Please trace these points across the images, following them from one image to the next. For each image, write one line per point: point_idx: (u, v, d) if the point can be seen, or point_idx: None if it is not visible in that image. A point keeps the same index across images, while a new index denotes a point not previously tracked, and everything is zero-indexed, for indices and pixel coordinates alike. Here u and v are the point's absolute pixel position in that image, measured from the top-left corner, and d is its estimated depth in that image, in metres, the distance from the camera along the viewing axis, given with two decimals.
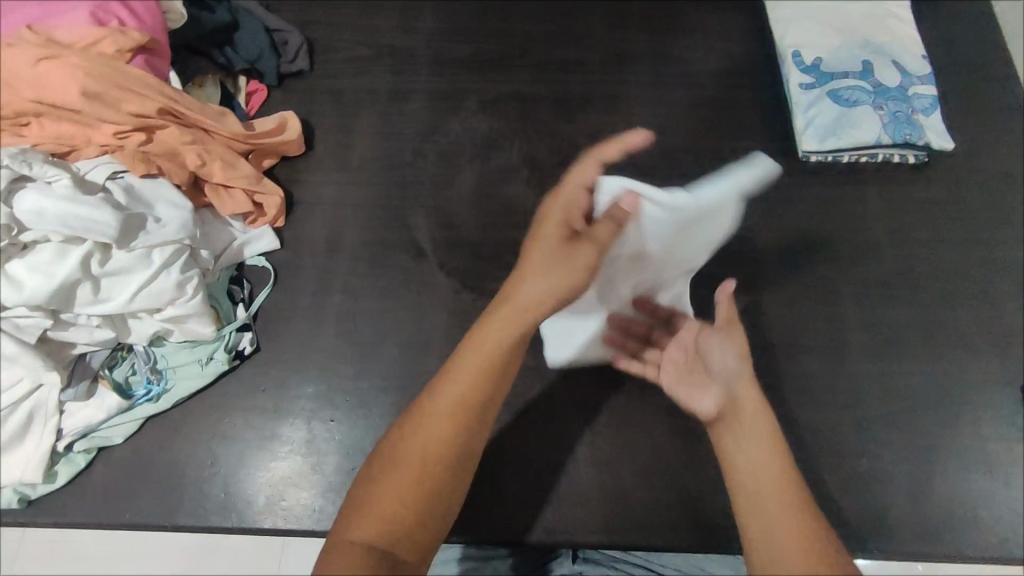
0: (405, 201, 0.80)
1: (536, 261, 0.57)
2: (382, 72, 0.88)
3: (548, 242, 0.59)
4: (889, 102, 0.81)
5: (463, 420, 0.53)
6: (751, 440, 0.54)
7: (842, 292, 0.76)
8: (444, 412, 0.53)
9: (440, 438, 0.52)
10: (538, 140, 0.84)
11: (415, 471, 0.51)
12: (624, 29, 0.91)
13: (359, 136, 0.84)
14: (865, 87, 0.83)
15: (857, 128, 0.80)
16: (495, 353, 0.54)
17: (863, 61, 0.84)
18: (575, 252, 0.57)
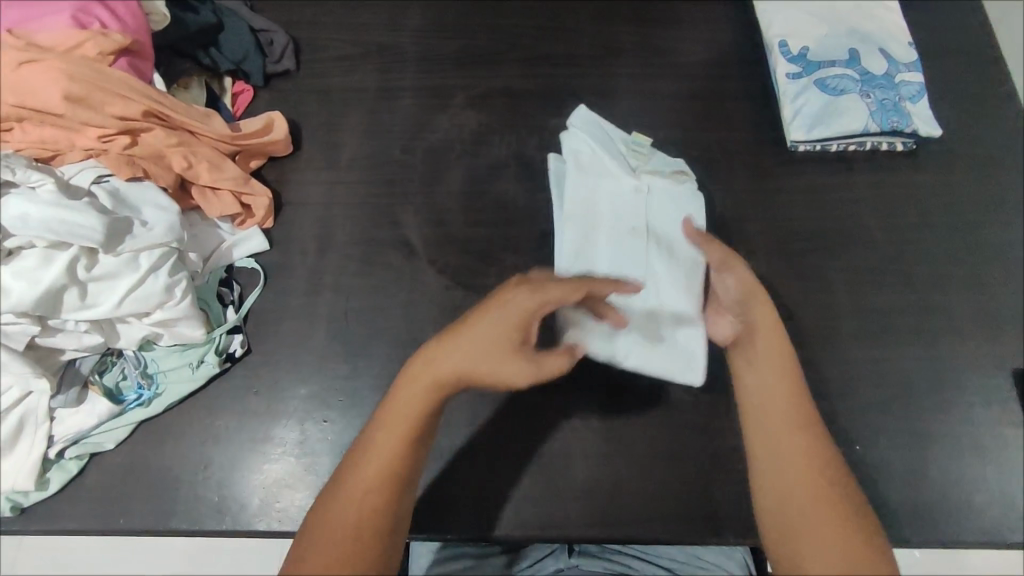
0: (394, 199, 0.80)
1: (473, 362, 0.57)
2: (369, 71, 0.88)
3: (490, 349, 0.57)
4: (876, 90, 0.81)
5: (393, 476, 0.55)
6: (783, 377, 0.61)
7: (832, 283, 0.76)
8: (381, 465, 0.55)
9: (383, 484, 0.55)
10: (527, 135, 0.84)
11: (361, 520, 0.53)
12: (611, 22, 0.91)
13: (346, 135, 0.84)
14: (852, 75, 0.83)
15: (845, 117, 0.80)
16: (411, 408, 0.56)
17: (850, 49, 0.84)
18: (511, 373, 0.57)
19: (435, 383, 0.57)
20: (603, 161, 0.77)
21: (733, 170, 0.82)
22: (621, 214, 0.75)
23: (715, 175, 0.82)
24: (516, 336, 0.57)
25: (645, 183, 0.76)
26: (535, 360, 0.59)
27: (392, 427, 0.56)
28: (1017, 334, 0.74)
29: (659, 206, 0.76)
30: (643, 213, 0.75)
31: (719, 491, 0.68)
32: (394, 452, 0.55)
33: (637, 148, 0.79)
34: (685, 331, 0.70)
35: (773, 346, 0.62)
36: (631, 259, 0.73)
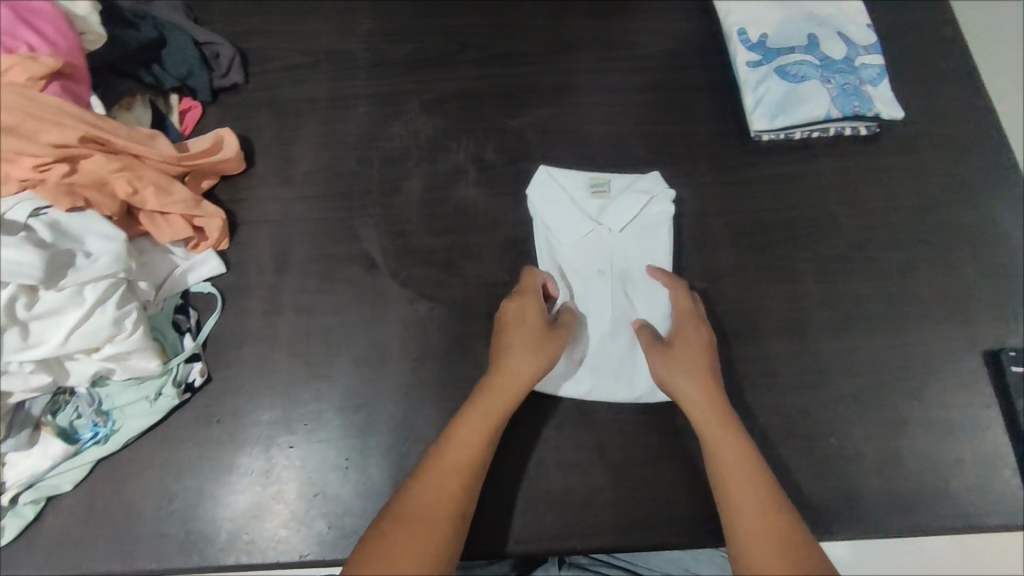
0: (353, 212, 0.78)
1: (522, 355, 0.65)
2: (321, 81, 0.86)
3: (524, 342, 0.66)
4: (836, 75, 0.80)
5: (474, 462, 0.60)
6: (725, 439, 0.61)
7: (799, 274, 0.75)
8: (462, 454, 0.60)
9: (462, 470, 0.60)
10: (485, 139, 0.82)
11: (436, 512, 0.56)
12: (567, 18, 0.90)
13: (301, 149, 0.82)
14: (812, 61, 0.82)
15: (806, 104, 0.79)
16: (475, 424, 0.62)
17: (809, 35, 0.83)
18: (554, 346, 0.66)
19: (492, 384, 0.64)
20: (564, 208, 0.76)
21: (696, 163, 0.81)
22: (583, 262, 0.75)
23: (678, 171, 0.81)
24: (540, 324, 0.67)
25: (607, 227, 0.76)
26: (558, 326, 0.68)
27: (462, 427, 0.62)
28: (988, 314, 0.74)
29: (622, 248, 0.76)
30: (606, 257, 0.75)
31: (695, 492, 0.67)
32: (474, 444, 0.61)
33: (598, 191, 0.77)
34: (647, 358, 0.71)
35: (711, 418, 0.63)
36: (593, 305, 0.73)
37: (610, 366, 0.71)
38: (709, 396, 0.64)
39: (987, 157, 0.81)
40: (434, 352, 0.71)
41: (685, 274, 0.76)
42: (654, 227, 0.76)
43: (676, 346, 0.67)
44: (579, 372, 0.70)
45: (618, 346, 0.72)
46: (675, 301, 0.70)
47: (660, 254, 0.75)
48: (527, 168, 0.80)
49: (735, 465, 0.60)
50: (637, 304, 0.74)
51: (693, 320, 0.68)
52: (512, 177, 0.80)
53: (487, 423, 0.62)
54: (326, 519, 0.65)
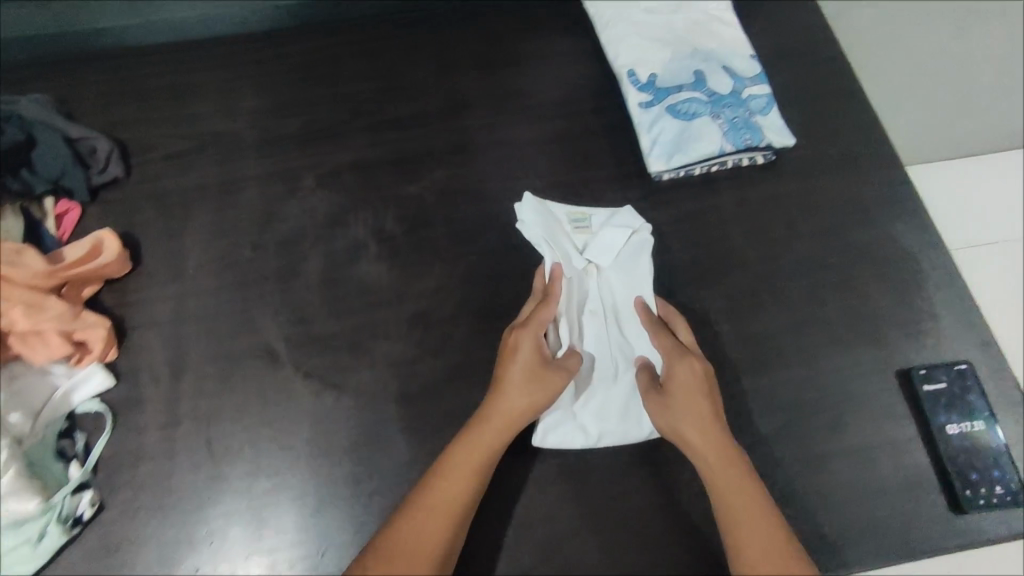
0: (250, 304, 0.74)
1: (512, 396, 0.64)
2: (209, 166, 0.82)
3: (519, 382, 0.64)
4: (725, 109, 0.81)
5: (462, 502, 0.60)
6: (728, 477, 0.62)
7: (713, 316, 0.74)
8: (449, 492, 0.60)
9: (449, 513, 0.60)
10: (385, 210, 0.80)
11: (423, 554, 0.57)
12: (459, 76, 0.89)
13: (190, 241, 0.78)
14: (701, 97, 0.82)
15: (700, 140, 0.79)
16: (469, 461, 0.62)
17: (695, 71, 0.84)
18: (547, 389, 0.64)
19: (483, 421, 0.64)
20: (553, 239, 0.74)
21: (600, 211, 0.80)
22: (578, 300, 0.73)
23: None
24: (539, 360, 0.65)
25: (593, 263, 0.75)
26: (557, 367, 0.66)
27: (455, 464, 0.62)
28: (898, 332, 0.74)
29: (610, 284, 0.75)
30: (593, 294, 0.74)
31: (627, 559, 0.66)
32: (464, 482, 0.61)
33: (580, 227, 0.77)
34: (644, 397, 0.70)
35: (712, 457, 0.63)
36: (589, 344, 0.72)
37: (620, 406, 0.69)
38: (716, 445, 0.63)
39: (879, 174, 0.83)
40: (344, 446, 0.68)
41: None
42: (639, 257, 0.75)
43: (673, 392, 0.66)
44: (589, 417, 0.69)
45: (624, 386, 0.71)
46: (658, 338, 0.69)
47: (647, 284, 0.74)
48: (429, 236, 0.78)
49: (751, 517, 0.59)
50: (635, 339, 0.73)
51: (693, 361, 0.66)
52: (415, 247, 0.77)
53: (477, 460, 0.62)
54: None
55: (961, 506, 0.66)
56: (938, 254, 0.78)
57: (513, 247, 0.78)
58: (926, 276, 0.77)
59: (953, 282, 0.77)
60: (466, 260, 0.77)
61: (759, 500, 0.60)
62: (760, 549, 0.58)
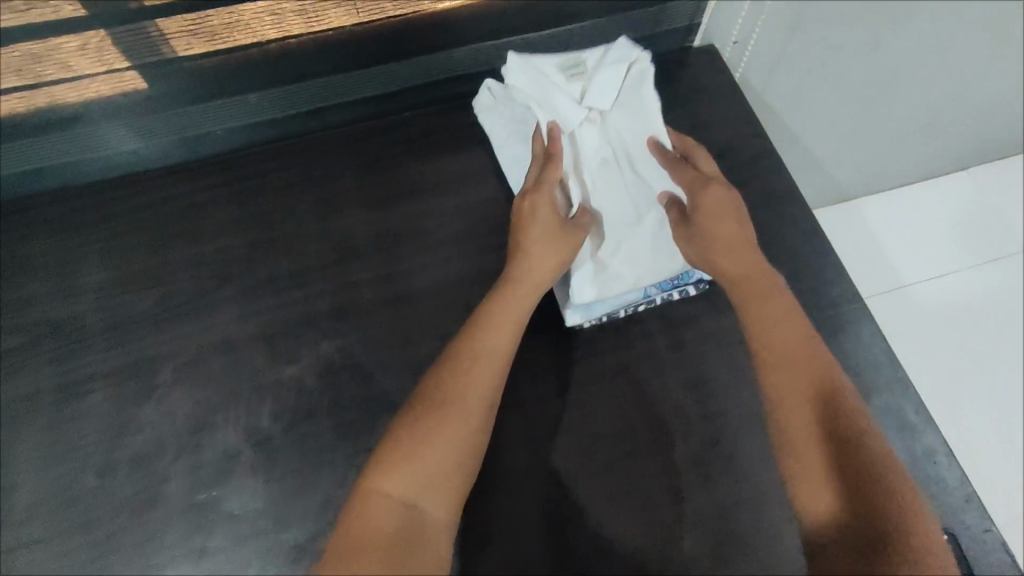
0: (98, 549, 0.62)
1: (539, 246, 0.63)
2: (45, 367, 0.69)
3: (543, 234, 0.63)
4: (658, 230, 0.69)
5: (503, 353, 0.58)
6: (786, 338, 0.56)
7: (650, 498, 0.66)
8: (487, 347, 0.58)
9: (491, 362, 0.57)
10: (260, 402, 0.67)
11: (472, 396, 0.54)
12: (345, 216, 0.77)
13: (23, 470, 0.65)
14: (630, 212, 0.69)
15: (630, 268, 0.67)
16: (506, 310, 0.61)
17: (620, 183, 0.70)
18: (572, 237, 0.64)
19: (514, 277, 0.62)
20: (544, 101, 0.70)
21: (515, 376, 0.69)
22: (584, 154, 0.71)
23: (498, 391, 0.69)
24: (556, 214, 0.65)
25: (596, 111, 0.71)
26: (574, 223, 0.65)
27: (489, 319, 0.60)
28: None
29: (618, 130, 0.72)
30: (602, 146, 0.71)
31: None
32: (501, 333, 0.59)
33: (575, 73, 0.72)
34: None
35: (764, 303, 0.59)
36: (603, 193, 0.70)
37: (650, 242, 0.68)
38: (774, 302, 0.59)
39: (822, 292, 0.74)
40: None
41: (522, 530, 0.64)
42: (640, 90, 0.71)
43: (702, 222, 0.63)
44: (620, 263, 0.68)
45: (653, 222, 0.69)
46: (679, 172, 0.68)
47: (654, 119, 0.71)
48: (315, 431, 0.66)
49: (777, 325, 0.57)
50: (654, 180, 0.71)
51: (709, 186, 0.64)
52: (296, 448, 0.65)
53: (510, 314, 0.60)
54: None
55: None
56: (896, 385, 0.70)
57: None
58: (884, 414, 0.69)
59: (919, 421, 0.68)
60: (359, 458, 0.65)
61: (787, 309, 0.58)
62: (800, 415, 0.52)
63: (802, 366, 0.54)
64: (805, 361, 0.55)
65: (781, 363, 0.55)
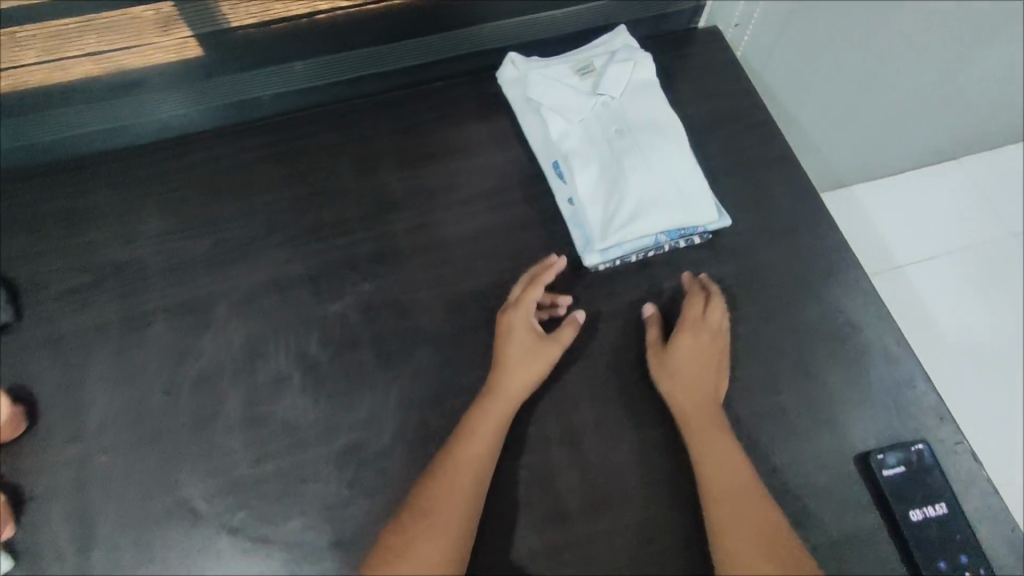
0: (166, 457, 0.69)
1: (514, 365, 0.70)
2: (112, 301, 0.76)
3: (519, 354, 0.70)
4: (666, 186, 0.77)
5: (484, 462, 0.65)
6: (728, 461, 0.66)
7: (657, 419, 0.73)
8: (465, 464, 0.65)
9: (474, 471, 0.65)
10: (308, 334, 0.75)
11: (455, 506, 0.62)
12: (381, 175, 0.85)
13: (95, 391, 0.71)
14: (640, 171, 0.77)
15: (642, 220, 0.75)
16: (485, 426, 0.67)
17: (630, 146, 0.79)
18: (545, 354, 0.70)
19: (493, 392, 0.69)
20: (562, 90, 0.83)
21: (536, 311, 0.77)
22: (600, 127, 0.81)
23: None
24: (531, 334, 0.72)
25: (609, 96, 0.82)
26: (553, 337, 0.72)
27: (474, 427, 0.67)
28: (848, 413, 0.73)
29: (630, 110, 0.82)
30: (617, 119, 0.81)
31: None
32: (484, 442, 0.66)
33: (587, 72, 0.85)
34: (686, 187, 0.78)
35: (710, 425, 0.68)
36: (616, 155, 0.79)
37: (660, 197, 0.76)
38: (716, 426, 0.68)
39: (815, 243, 0.82)
40: None
41: (545, 445, 0.71)
42: (645, 88, 0.84)
43: (685, 353, 0.72)
44: (631, 213, 0.75)
45: (662, 182, 0.77)
46: (690, 304, 0.75)
47: (660, 107, 0.83)
48: (357, 357, 0.73)
49: (721, 458, 0.66)
50: (665, 150, 0.79)
51: (699, 330, 0.73)
52: (343, 374, 0.73)
53: (490, 429, 0.67)
54: None
55: None
56: (881, 322, 0.78)
57: (446, 363, 0.73)
58: (871, 348, 0.76)
59: (901, 352, 0.76)
60: (398, 382, 0.72)
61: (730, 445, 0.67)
62: (744, 532, 0.62)
63: (745, 505, 0.63)
64: (743, 496, 0.64)
65: (728, 507, 0.64)
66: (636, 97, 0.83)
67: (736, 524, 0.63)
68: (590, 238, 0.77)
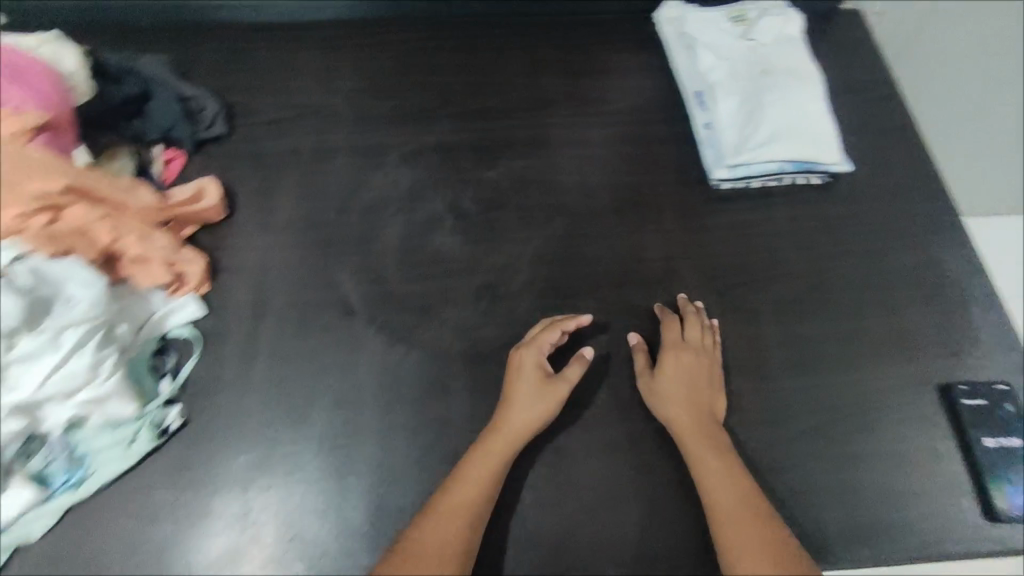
0: (332, 260, 0.81)
1: (521, 402, 0.70)
2: (305, 134, 0.89)
3: (525, 391, 0.70)
4: (797, 126, 0.85)
5: (482, 498, 0.65)
6: (726, 472, 0.66)
7: (758, 318, 0.80)
8: (464, 495, 0.64)
9: (473, 504, 0.64)
10: (462, 191, 0.86)
11: (451, 539, 0.61)
12: (539, 77, 0.96)
13: (283, 199, 0.85)
14: (776, 109, 0.86)
15: (770, 150, 0.84)
16: (485, 460, 0.67)
17: (771, 86, 0.88)
18: (553, 393, 0.70)
19: (495, 428, 0.69)
20: (714, 33, 0.93)
21: (662, 211, 0.86)
22: (744, 67, 0.91)
23: (645, 222, 0.85)
24: (540, 372, 0.72)
25: (756, 43, 0.92)
26: (560, 376, 0.72)
27: (473, 462, 0.67)
28: (935, 352, 0.79)
29: (774, 58, 0.91)
30: (761, 64, 0.90)
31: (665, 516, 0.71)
32: (481, 483, 0.65)
33: (739, 21, 0.94)
34: (815, 130, 0.86)
35: (705, 445, 0.69)
36: (755, 93, 0.88)
37: (790, 134, 0.85)
38: (711, 441, 0.69)
39: (926, 204, 0.88)
40: (410, 395, 0.74)
41: (651, 318, 0.80)
42: (790, 41, 0.93)
43: (666, 383, 0.73)
44: (760, 144, 0.84)
45: (794, 122, 0.86)
46: (672, 327, 0.76)
47: (802, 60, 0.91)
48: (501, 217, 0.84)
49: (719, 471, 0.66)
50: (801, 95, 0.88)
51: (681, 351, 0.74)
52: (488, 226, 0.84)
53: (490, 462, 0.67)
54: (303, 562, 0.66)
55: (995, 515, 0.70)
56: (978, 281, 0.83)
57: (576, 236, 0.84)
58: (965, 300, 0.82)
59: (992, 310, 0.82)
60: (533, 242, 0.83)
61: (727, 463, 0.67)
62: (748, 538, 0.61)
63: (746, 512, 0.63)
64: (744, 504, 0.64)
65: (734, 518, 0.63)
66: (781, 48, 0.92)
67: (739, 533, 0.62)
68: (722, 154, 0.86)
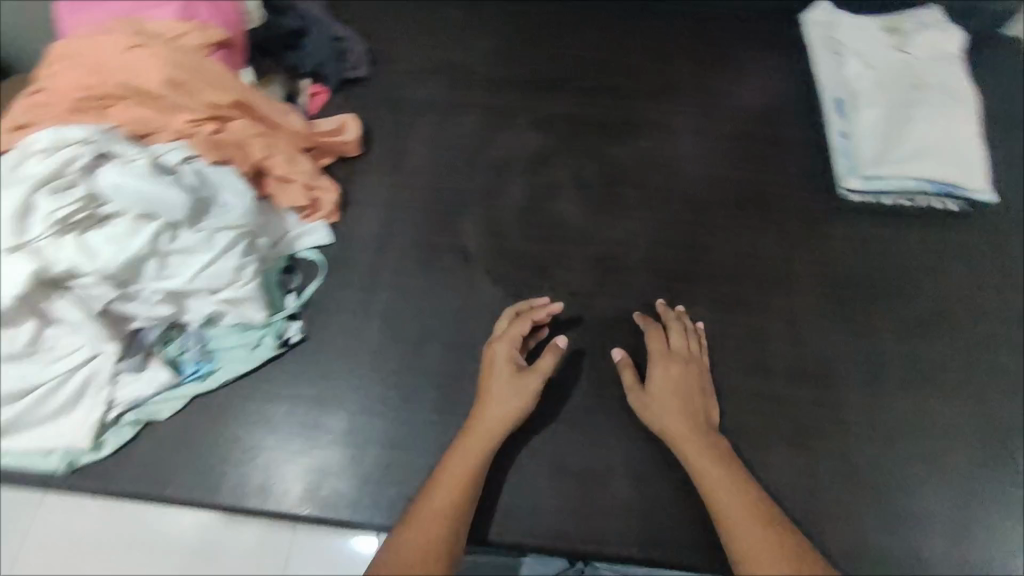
0: (455, 209, 0.83)
1: (495, 392, 0.67)
2: (441, 87, 0.92)
3: (501, 381, 0.67)
4: (944, 145, 0.81)
5: (466, 483, 0.60)
6: (719, 473, 0.61)
7: (874, 333, 0.77)
8: (445, 483, 0.60)
9: (457, 488, 0.60)
10: (586, 162, 0.87)
11: (436, 523, 0.56)
12: (674, 63, 0.95)
13: (415, 145, 0.88)
14: (922, 125, 0.83)
15: (910, 166, 0.81)
16: (467, 448, 0.63)
17: (919, 102, 0.85)
18: (528, 381, 0.67)
19: (474, 421, 0.65)
20: (865, 42, 0.90)
21: (787, 211, 0.84)
22: (893, 79, 0.87)
23: (768, 220, 0.84)
24: (513, 364, 0.68)
25: (910, 58, 0.88)
26: (535, 367, 0.68)
27: (454, 451, 0.63)
28: None
29: (927, 74, 0.87)
30: (911, 78, 0.87)
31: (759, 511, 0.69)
32: (467, 464, 0.62)
33: (894, 33, 0.91)
34: (963, 151, 0.81)
35: (699, 453, 0.63)
36: (901, 106, 0.85)
37: (934, 153, 0.81)
38: (704, 449, 0.64)
39: None
40: None
41: (764, 315, 0.78)
42: (947, 61, 0.89)
43: (655, 392, 0.69)
44: (899, 159, 0.81)
45: (941, 140, 0.82)
46: (654, 336, 0.73)
47: (957, 80, 0.87)
48: (622, 193, 0.85)
49: (714, 476, 0.61)
50: (952, 115, 0.84)
51: (669, 360, 0.71)
52: (609, 201, 0.84)
53: (472, 449, 0.63)
54: (398, 487, 0.68)
55: None
56: None
57: (695, 224, 0.83)
58: None
59: None
60: (652, 222, 0.83)
61: (724, 464, 0.62)
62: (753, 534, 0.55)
63: (747, 508, 0.58)
64: (743, 501, 0.58)
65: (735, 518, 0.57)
66: (936, 65, 0.88)
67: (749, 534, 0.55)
68: (856, 163, 0.83)
